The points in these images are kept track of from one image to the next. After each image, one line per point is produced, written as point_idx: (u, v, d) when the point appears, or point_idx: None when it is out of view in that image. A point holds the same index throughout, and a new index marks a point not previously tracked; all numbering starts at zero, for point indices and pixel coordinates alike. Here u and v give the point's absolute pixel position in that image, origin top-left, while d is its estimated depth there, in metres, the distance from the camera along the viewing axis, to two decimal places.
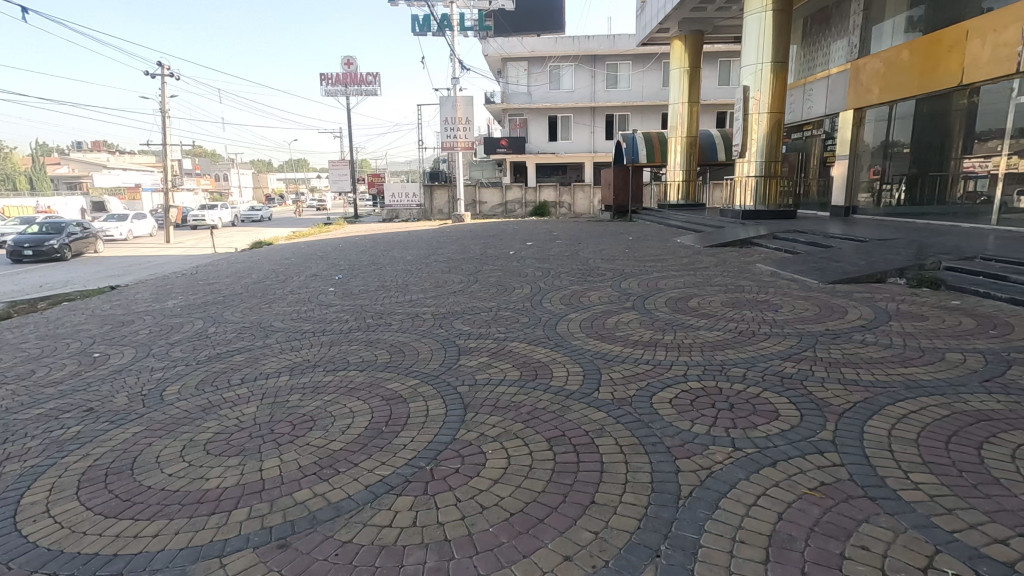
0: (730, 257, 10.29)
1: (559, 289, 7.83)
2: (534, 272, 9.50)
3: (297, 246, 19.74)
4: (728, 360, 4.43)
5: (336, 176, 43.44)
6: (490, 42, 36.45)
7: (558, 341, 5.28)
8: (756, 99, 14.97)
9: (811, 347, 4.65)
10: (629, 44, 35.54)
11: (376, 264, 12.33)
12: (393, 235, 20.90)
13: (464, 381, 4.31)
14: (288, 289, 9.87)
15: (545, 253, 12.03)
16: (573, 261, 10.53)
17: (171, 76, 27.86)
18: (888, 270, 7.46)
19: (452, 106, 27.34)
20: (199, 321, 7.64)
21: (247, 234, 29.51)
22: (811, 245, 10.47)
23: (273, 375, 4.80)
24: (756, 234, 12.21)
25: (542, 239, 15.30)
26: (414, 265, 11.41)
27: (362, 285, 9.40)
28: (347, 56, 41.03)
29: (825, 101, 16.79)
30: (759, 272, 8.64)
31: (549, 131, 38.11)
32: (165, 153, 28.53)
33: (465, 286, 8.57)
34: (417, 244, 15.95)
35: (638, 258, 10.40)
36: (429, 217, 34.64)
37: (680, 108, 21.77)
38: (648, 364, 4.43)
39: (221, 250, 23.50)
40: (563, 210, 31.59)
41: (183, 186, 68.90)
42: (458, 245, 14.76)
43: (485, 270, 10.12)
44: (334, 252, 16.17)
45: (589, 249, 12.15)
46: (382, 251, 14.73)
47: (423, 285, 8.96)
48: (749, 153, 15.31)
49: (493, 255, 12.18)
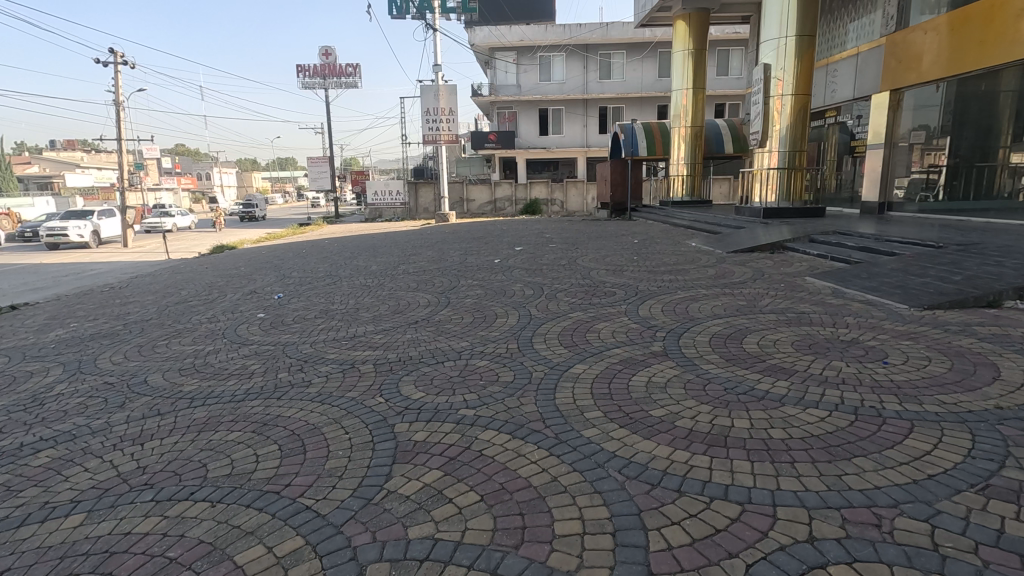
0: (764, 267, 8.33)
1: (560, 319, 5.79)
2: (523, 290, 7.46)
3: (258, 251, 17.54)
4: (879, 492, 2.41)
5: (315, 173, 41.00)
6: (476, 30, 34.26)
7: (560, 430, 3.23)
8: (778, 80, 12.99)
9: (1009, 455, 2.63)
10: (623, 32, 33.61)
11: (334, 276, 10.22)
12: (368, 238, 18.76)
13: (388, 553, 2.23)
14: (210, 313, 7.74)
15: (536, 261, 9.96)
16: (572, 274, 8.47)
17: (125, 64, 25.41)
18: (1002, 290, 5.50)
19: (434, 95, 25.14)
20: (57, 370, 5.48)
21: (214, 237, 27.10)
22: (864, 251, 8.51)
23: (58, 516, 2.71)
24: (788, 237, 10.25)
25: (533, 242, 13.27)
26: (377, 279, 9.32)
27: (301, 309, 7.31)
28: (325, 45, 38.59)
29: (852, 82, 14.72)
30: (815, 290, 6.64)
31: (539, 125, 36.02)
32: (120, 150, 26.02)
33: (433, 312, 6.51)
34: (389, 249, 13.82)
35: (651, 270, 8.40)
36: (414, 216, 32.47)
37: (682, 96, 19.83)
38: (730, 503, 2.41)
39: (181, 255, 21.31)
40: (555, 208, 29.69)
41: (158, 186, 66.21)
42: (435, 251, 12.68)
43: (462, 286, 8.04)
44: (293, 258, 14.02)
45: (589, 257, 10.10)
46: (345, 259, 12.59)
47: (378, 310, 6.91)
48: (770, 143, 13.29)
49: (474, 264, 10.13)
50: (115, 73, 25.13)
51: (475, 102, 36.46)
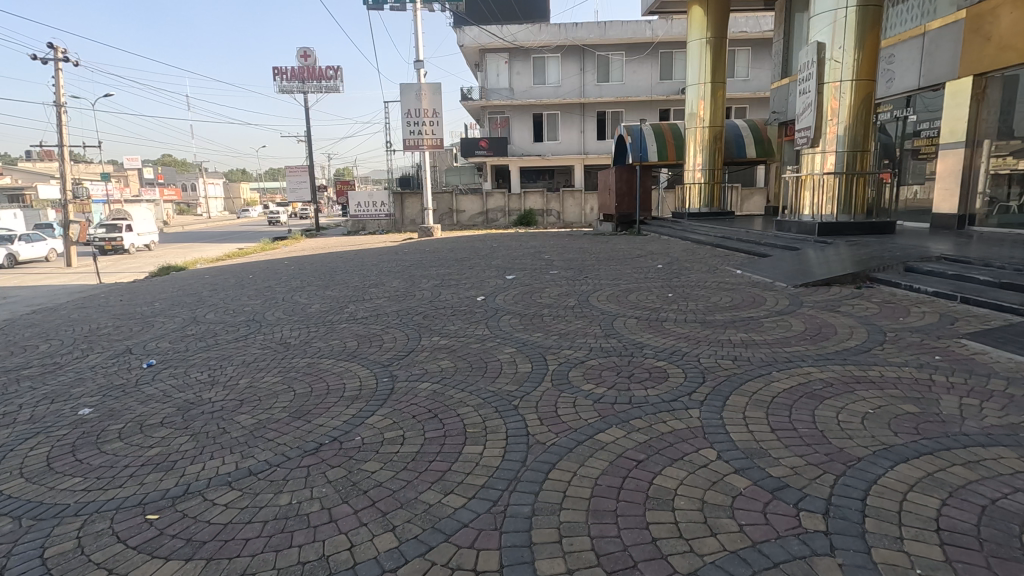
0: (873, 317, 5.61)
1: (586, 456, 3.02)
2: (513, 363, 4.74)
3: (200, 276, 14.61)
4: None
5: (294, 183, 38.15)
6: (465, 30, 31.79)
7: None
8: (835, 63, 10.38)
9: None
10: (623, 31, 31.18)
11: (256, 322, 7.44)
12: (333, 257, 15.94)
13: None
14: (23, 399, 4.91)
15: (535, 302, 7.19)
16: (587, 327, 5.75)
17: (69, 62, 22.71)
18: None
19: (416, 95, 22.43)
20: None
21: (172, 255, 24.10)
22: (1010, 290, 5.84)
23: None
24: (872, 266, 7.58)
25: (529, 267, 10.52)
26: (307, 331, 6.55)
27: (156, 401, 4.51)
28: (303, 47, 35.70)
29: (918, 68, 11.83)
30: (1008, 372, 3.90)
31: (534, 131, 33.38)
32: (62, 158, 23.08)
33: (358, 420, 3.75)
34: (348, 277, 11.01)
35: (707, 324, 5.65)
36: (399, 229, 29.76)
37: (700, 92, 17.28)
38: None
39: (122, 278, 18.38)
40: (552, 220, 27.23)
41: (138, 198, 63.48)
42: (403, 281, 9.91)
43: (422, 351, 5.29)
44: (229, 289, 11.18)
45: (606, 295, 7.38)
46: (288, 292, 9.77)
47: (269, 408, 4.11)
48: (824, 142, 10.70)
49: (448, 305, 7.38)
50: (56, 72, 22.39)
51: (464, 107, 33.84)
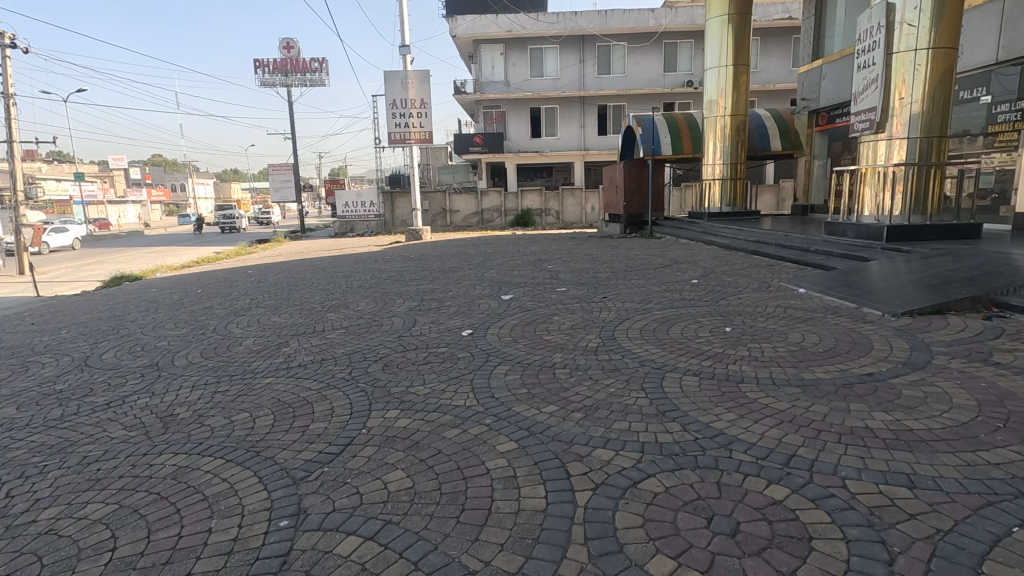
0: None
1: None
2: (511, 488, 2.69)
3: (146, 289, 12.49)
4: None
5: (278, 182, 35.90)
6: (458, 19, 29.66)
7: None
8: (907, 28, 8.43)
9: None
10: (626, 20, 29.11)
11: (155, 371, 5.34)
12: (303, 265, 13.83)
13: None
14: None
15: (542, 341, 5.16)
16: (626, 395, 3.73)
17: (19, 48, 20.49)
18: None
19: (402, 84, 20.36)
20: None
21: (137, 261, 21.89)
22: None
23: None
24: (996, 287, 5.60)
25: (531, 282, 8.50)
26: (215, 390, 4.52)
27: None
28: (286, 38, 33.43)
29: (997, 39, 9.86)
30: None
31: (531, 125, 31.32)
32: (12, 155, 20.83)
33: None
34: (308, 295, 8.94)
35: (814, 393, 3.63)
36: (389, 230, 27.70)
37: (720, 77, 15.28)
38: None
39: (68, 289, 16.20)
40: (551, 220, 25.29)
41: (123, 199, 61.17)
42: (372, 301, 7.86)
43: (367, 446, 3.25)
44: (163, 309, 9.09)
45: (639, 329, 5.37)
46: (226, 318, 7.69)
47: None
48: (890, 128, 8.76)
49: (420, 344, 5.37)
50: (4, 61, 20.12)
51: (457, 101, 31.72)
